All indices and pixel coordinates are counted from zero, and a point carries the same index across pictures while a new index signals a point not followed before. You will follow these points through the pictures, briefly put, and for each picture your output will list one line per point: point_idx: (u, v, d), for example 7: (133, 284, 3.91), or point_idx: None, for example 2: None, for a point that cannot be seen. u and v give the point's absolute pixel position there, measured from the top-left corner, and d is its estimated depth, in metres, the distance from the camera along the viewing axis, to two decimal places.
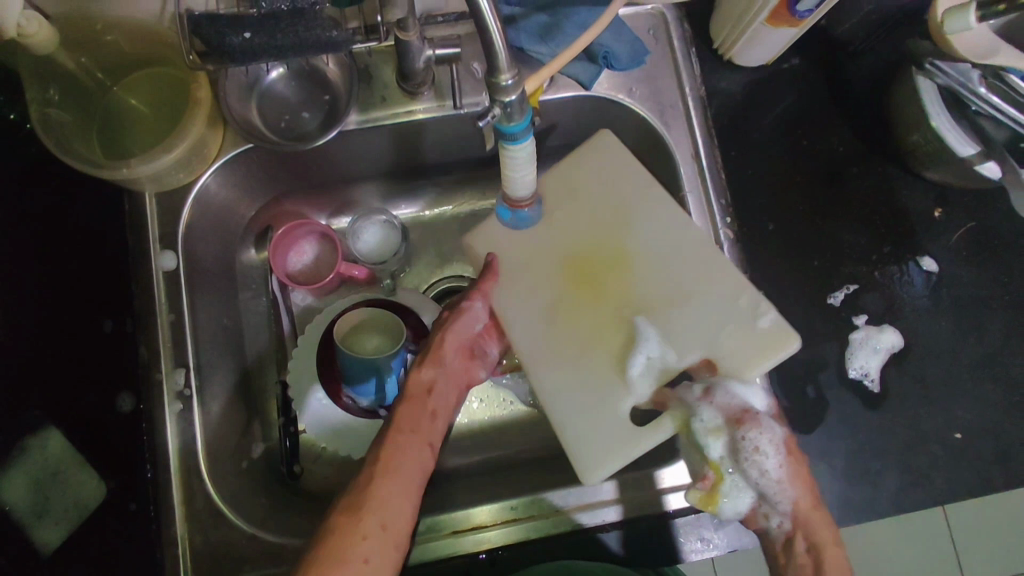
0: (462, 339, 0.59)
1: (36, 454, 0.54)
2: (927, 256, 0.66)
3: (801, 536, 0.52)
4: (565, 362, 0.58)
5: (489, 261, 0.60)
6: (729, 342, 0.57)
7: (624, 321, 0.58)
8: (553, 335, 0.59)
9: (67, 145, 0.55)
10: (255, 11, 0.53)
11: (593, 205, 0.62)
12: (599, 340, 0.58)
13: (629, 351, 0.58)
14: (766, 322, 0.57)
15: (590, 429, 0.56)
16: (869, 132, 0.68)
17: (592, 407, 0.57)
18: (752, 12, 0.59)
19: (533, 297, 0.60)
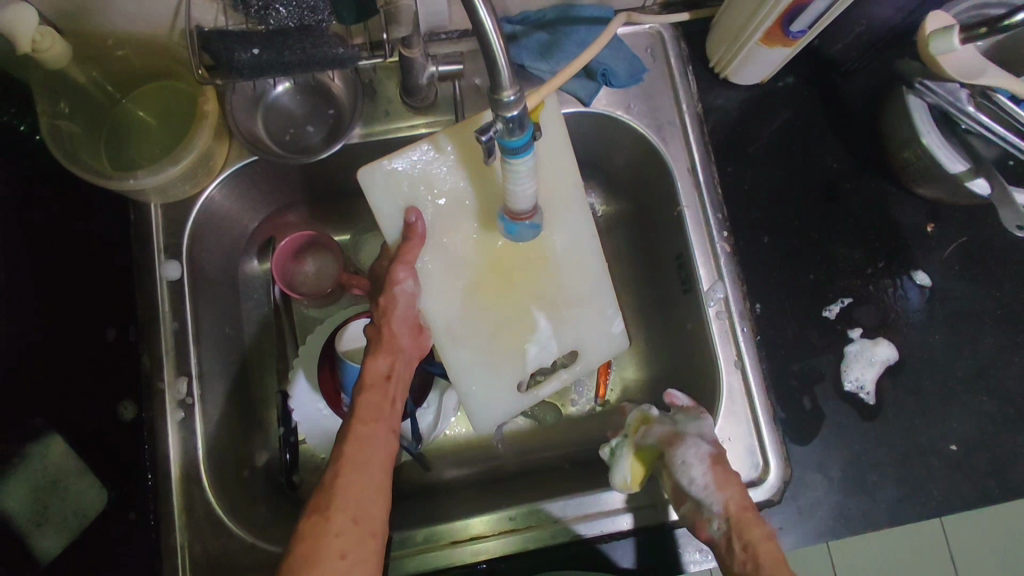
0: (408, 320, 0.56)
1: (38, 463, 0.57)
2: (920, 270, 0.67)
3: (735, 537, 0.51)
4: (472, 348, 0.60)
5: (414, 225, 0.55)
6: (590, 339, 0.64)
7: (528, 308, 0.61)
8: (468, 319, 0.59)
9: (75, 157, 0.57)
10: (263, 28, 0.54)
11: None
12: (510, 329, 0.61)
13: (527, 338, 0.62)
14: (615, 329, 0.65)
15: (487, 400, 0.62)
16: (862, 149, 0.69)
17: (492, 386, 0.61)
18: (747, 32, 0.61)
19: (456, 284, 0.59)
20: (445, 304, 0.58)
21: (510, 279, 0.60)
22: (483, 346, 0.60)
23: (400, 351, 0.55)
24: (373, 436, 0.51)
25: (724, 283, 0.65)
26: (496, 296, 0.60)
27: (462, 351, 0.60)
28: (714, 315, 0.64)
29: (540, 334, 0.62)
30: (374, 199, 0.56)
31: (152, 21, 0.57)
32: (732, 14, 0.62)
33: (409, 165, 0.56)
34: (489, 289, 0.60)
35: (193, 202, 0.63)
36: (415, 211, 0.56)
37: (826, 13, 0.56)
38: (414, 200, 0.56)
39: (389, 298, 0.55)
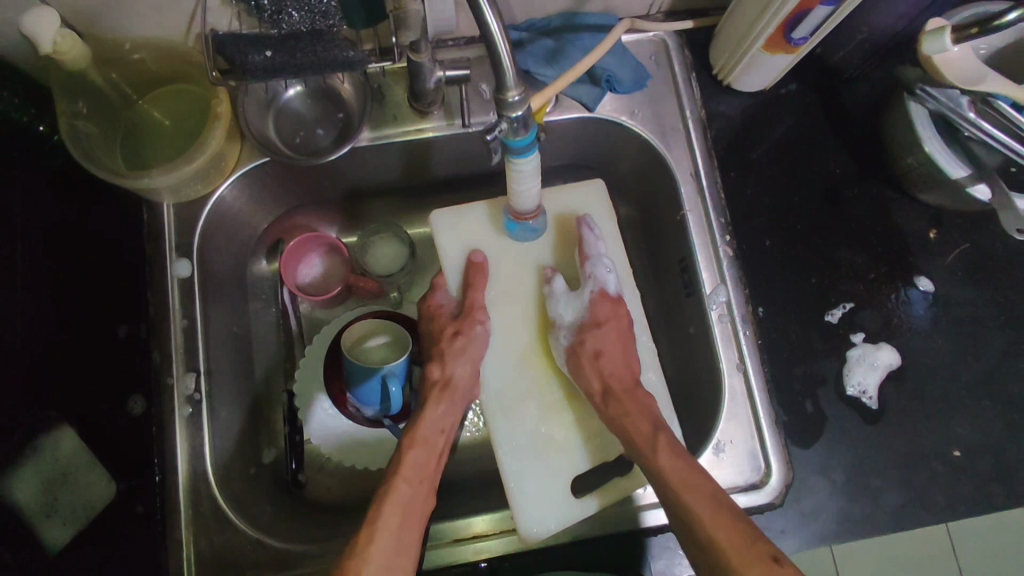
0: (472, 367, 0.60)
1: (50, 455, 0.57)
2: (923, 276, 0.67)
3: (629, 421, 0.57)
4: (523, 425, 0.60)
5: (474, 266, 0.62)
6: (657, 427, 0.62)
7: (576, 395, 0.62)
8: (519, 379, 0.61)
9: (93, 157, 0.58)
10: (275, 32, 0.56)
11: (571, 262, 0.63)
12: (561, 410, 0.61)
13: (582, 411, 0.61)
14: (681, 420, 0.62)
15: (538, 495, 0.59)
16: (863, 155, 0.70)
17: (544, 477, 0.59)
18: (750, 38, 0.62)
19: (511, 345, 0.62)
20: (499, 363, 0.61)
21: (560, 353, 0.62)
22: (530, 421, 0.61)
23: (455, 398, 0.60)
24: (409, 492, 0.55)
25: (727, 287, 0.65)
26: (546, 368, 0.62)
27: (513, 422, 0.60)
28: (716, 318, 0.65)
29: (588, 425, 0.61)
30: (440, 241, 0.63)
31: (168, 25, 0.59)
32: (734, 23, 0.63)
33: (477, 223, 0.64)
34: (540, 358, 0.62)
35: (204, 202, 0.65)
36: (479, 252, 0.63)
37: (827, 20, 0.57)
38: (480, 247, 0.63)
39: (462, 340, 0.60)
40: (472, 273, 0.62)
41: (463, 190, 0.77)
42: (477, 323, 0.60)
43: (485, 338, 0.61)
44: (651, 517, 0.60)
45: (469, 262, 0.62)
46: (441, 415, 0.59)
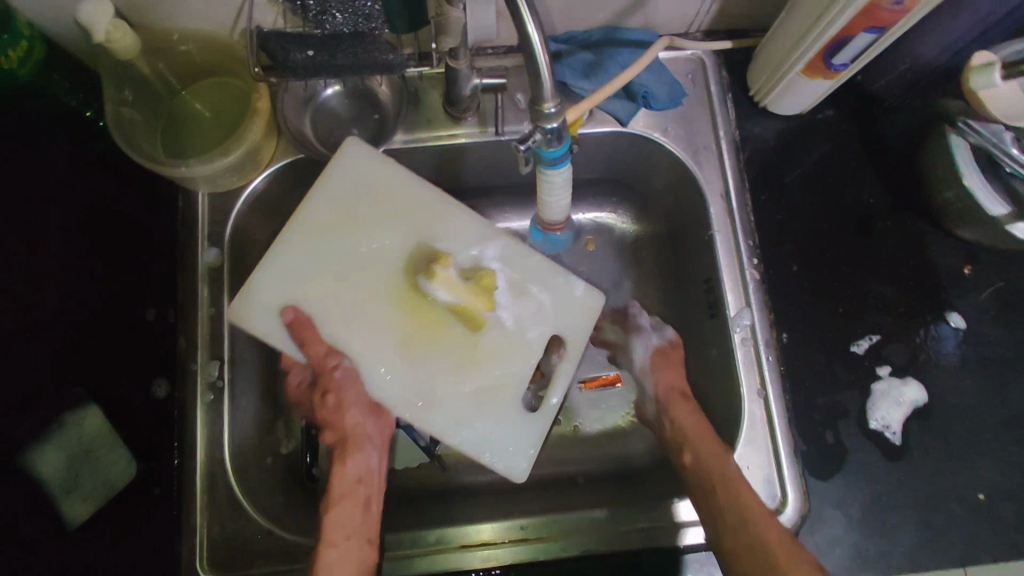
0: (360, 407, 0.58)
1: (73, 432, 0.59)
2: (954, 312, 0.66)
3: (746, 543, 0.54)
4: (436, 396, 0.59)
5: (293, 320, 0.57)
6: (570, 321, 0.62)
7: (465, 339, 0.60)
8: (414, 365, 0.59)
9: (134, 144, 0.60)
10: (319, 32, 0.57)
11: (363, 214, 0.60)
12: (462, 353, 0.60)
13: (485, 350, 0.61)
14: (581, 289, 0.63)
15: (503, 442, 0.59)
16: (898, 186, 0.69)
17: (488, 431, 0.59)
18: (789, 61, 0.61)
19: (376, 333, 0.59)
20: (371, 367, 0.58)
21: (424, 306, 0.60)
22: (447, 389, 0.59)
23: (364, 442, 0.57)
24: (349, 550, 0.53)
25: (752, 310, 0.64)
26: (418, 334, 0.59)
27: (432, 387, 0.59)
28: (739, 341, 0.64)
29: (494, 354, 0.61)
30: (251, 330, 0.58)
31: (215, 20, 0.61)
32: (774, 45, 0.63)
33: (268, 277, 0.58)
34: (407, 326, 0.59)
35: (238, 193, 0.66)
36: (291, 308, 0.57)
37: (868, 48, 0.56)
38: (287, 301, 0.58)
39: (329, 398, 0.57)
40: (295, 331, 0.57)
41: (489, 196, 0.77)
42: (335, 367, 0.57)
43: (352, 370, 0.58)
44: (694, 535, 0.60)
45: (288, 320, 0.57)
46: (361, 463, 0.57)
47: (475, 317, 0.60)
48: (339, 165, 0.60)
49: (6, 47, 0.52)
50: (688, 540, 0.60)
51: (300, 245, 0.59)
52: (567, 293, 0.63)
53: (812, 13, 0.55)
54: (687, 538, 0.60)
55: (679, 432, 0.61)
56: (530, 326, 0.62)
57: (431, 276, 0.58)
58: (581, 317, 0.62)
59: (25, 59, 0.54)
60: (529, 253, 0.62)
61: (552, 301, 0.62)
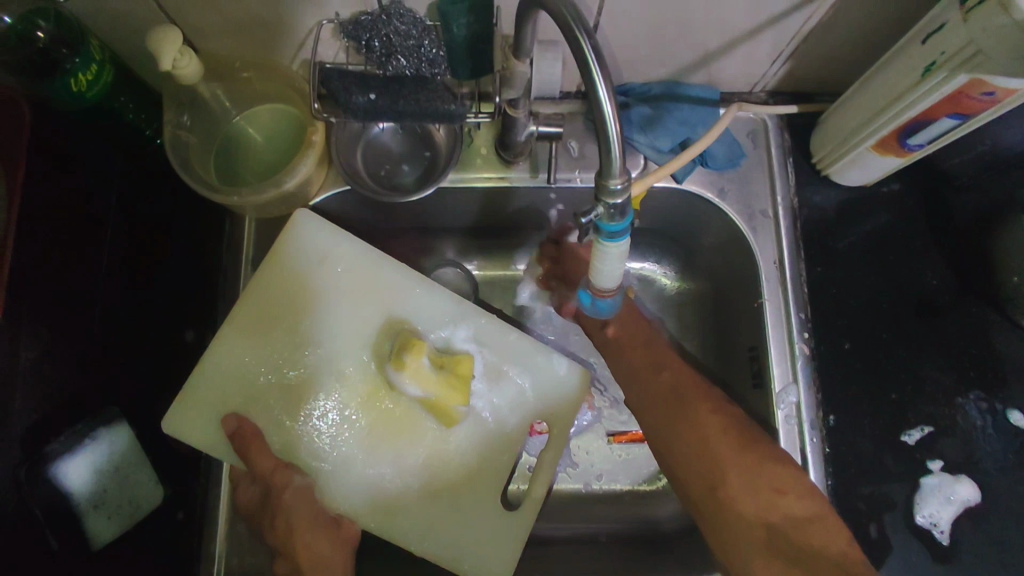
0: (319, 519, 0.56)
1: (105, 448, 0.59)
2: (1016, 409, 0.62)
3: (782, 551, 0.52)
4: (400, 497, 0.59)
5: (238, 435, 0.56)
6: (546, 405, 0.61)
7: (434, 436, 0.59)
8: (379, 464, 0.58)
9: (189, 168, 0.60)
10: (380, 72, 0.56)
11: (332, 305, 0.60)
12: (429, 450, 0.59)
13: (459, 442, 0.60)
14: (563, 369, 0.62)
15: (473, 542, 0.60)
16: (966, 269, 0.65)
17: (462, 530, 0.59)
18: (861, 135, 0.59)
19: (340, 435, 0.58)
20: (337, 473, 0.58)
21: (389, 404, 0.59)
22: (414, 490, 0.59)
23: (314, 560, 0.54)
24: None
25: (798, 387, 0.62)
26: (384, 434, 0.59)
27: (399, 486, 0.58)
28: (782, 419, 0.62)
29: (462, 449, 0.60)
30: (197, 440, 0.58)
31: (279, 50, 0.61)
32: (843, 116, 0.61)
33: (218, 382, 0.58)
34: (373, 427, 0.59)
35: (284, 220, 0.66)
36: (238, 417, 0.57)
37: (948, 133, 0.54)
38: (239, 408, 0.58)
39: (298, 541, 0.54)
40: (245, 445, 0.56)
41: (533, 238, 0.76)
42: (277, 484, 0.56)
43: (304, 484, 0.57)
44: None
45: (235, 433, 0.57)
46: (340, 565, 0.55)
47: (448, 412, 0.58)
48: (297, 254, 0.60)
49: (77, 70, 0.53)
50: None
51: (258, 346, 0.59)
52: (553, 375, 0.61)
53: (891, 92, 0.53)
54: None
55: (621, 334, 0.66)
56: (510, 415, 0.61)
57: (400, 368, 0.56)
58: (551, 404, 0.61)
59: (94, 82, 0.55)
60: (507, 331, 0.61)
61: (530, 385, 0.61)
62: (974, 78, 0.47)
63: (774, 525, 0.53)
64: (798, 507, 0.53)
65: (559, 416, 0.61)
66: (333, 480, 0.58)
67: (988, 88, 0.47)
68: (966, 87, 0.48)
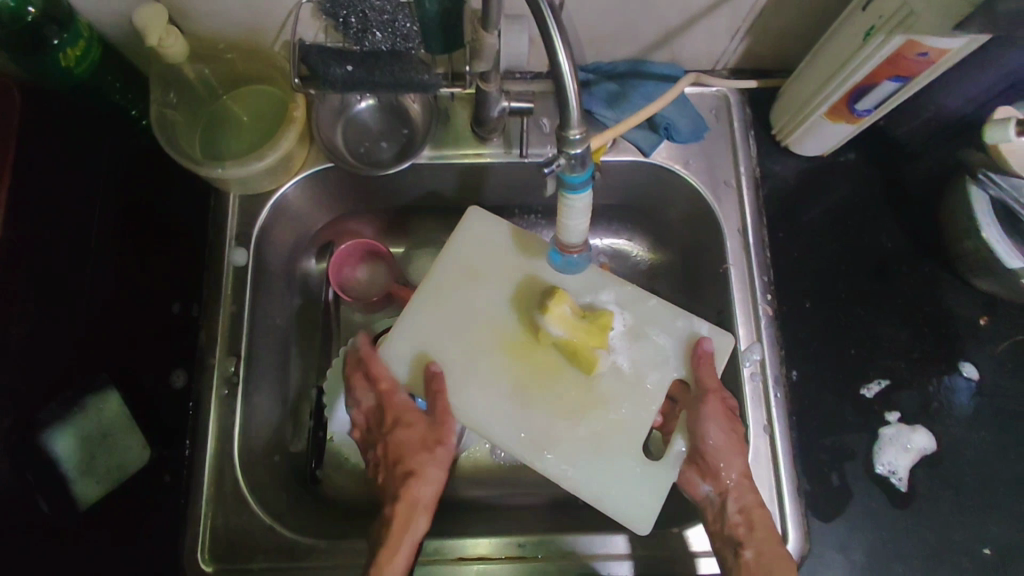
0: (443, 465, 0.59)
1: (93, 414, 0.61)
2: (968, 362, 0.66)
3: (733, 500, 0.56)
4: (556, 449, 0.60)
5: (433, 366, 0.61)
6: (670, 358, 0.62)
7: (581, 385, 0.61)
8: (530, 417, 0.60)
9: (174, 142, 0.63)
10: (358, 48, 0.59)
11: (492, 275, 0.64)
12: (576, 399, 0.61)
13: (603, 398, 0.61)
14: (703, 328, 0.62)
15: (626, 492, 0.59)
16: (918, 233, 0.69)
17: (610, 473, 0.59)
18: (813, 104, 0.62)
19: (492, 385, 0.61)
20: (485, 420, 0.60)
21: (531, 360, 0.62)
22: (564, 437, 0.60)
23: (427, 466, 0.59)
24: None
25: (763, 345, 0.64)
26: (531, 383, 0.61)
27: (550, 440, 0.60)
28: (748, 376, 0.64)
29: (609, 396, 0.61)
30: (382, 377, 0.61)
31: (261, 31, 0.63)
32: (799, 87, 0.64)
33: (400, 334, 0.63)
34: (519, 376, 0.61)
35: (267, 196, 0.68)
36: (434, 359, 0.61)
37: (893, 97, 0.57)
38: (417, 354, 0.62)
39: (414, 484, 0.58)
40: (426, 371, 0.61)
41: (510, 215, 0.79)
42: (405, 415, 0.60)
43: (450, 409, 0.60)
44: (707, 566, 0.60)
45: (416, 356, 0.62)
46: (421, 527, 0.57)
47: (586, 357, 0.60)
48: (473, 233, 0.65)
49: (66, 46, 0.55)
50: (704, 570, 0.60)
51: (418, 305, 0.63)
52: (690, 332, 0.62)
53: (838, 58, 0.57)
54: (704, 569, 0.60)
55: (744, 515, 0.56)
56: (649, 372, 0.62)
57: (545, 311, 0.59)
58: (677, 355, 0.62)
59: (82, 58, 0.57)
60: (645, 298, 0.63)
61: (669, 344, 0.62)
62: (908, 39, 0.50)
63: (739, 504, 0.56)
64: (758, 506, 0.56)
65: (685, 368, 0.61)
66: (484, 424, 0.60)
67: (921, 49, 0.50)
68: (902, 49, 0.51)
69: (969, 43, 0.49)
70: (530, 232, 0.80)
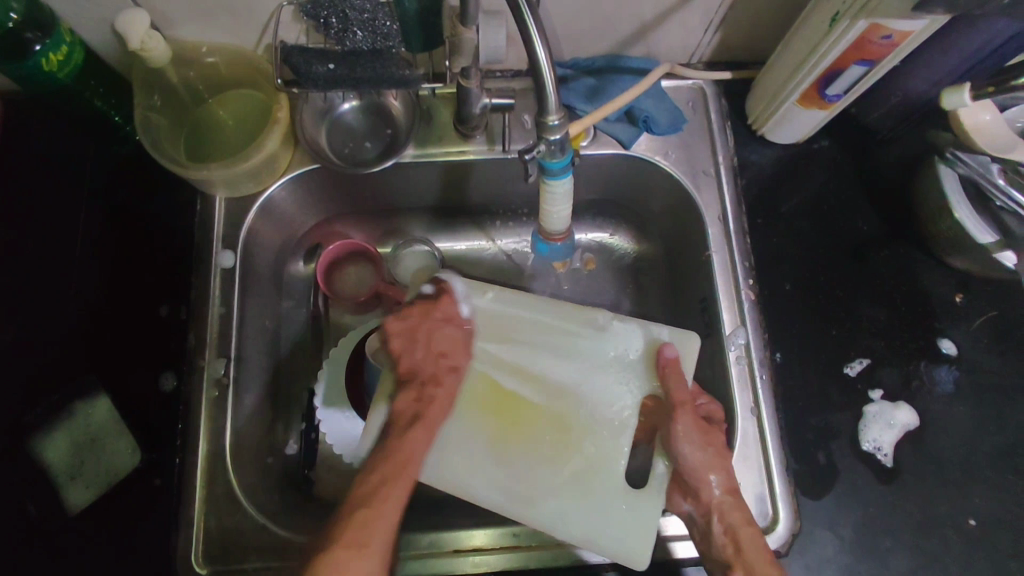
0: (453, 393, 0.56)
1: (81, 419, 0.62)
2: (946, 339, 0.67)
3: (716, 519, 0.53)
4: (549, 504, 0.56)
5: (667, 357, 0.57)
6: (628, 376, 0.58)
7: (556, 428, 0.58)
8: (515, 474, 0.56)
9: (159, 146, 0.63)
10: (340, 48, 0.60)
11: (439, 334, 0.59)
12: (552, 441, 0.57)
13: (580, 439, 0.57)
14: (663, 334, 0.59)
15: (618, 527, 0.55)
16: (893, 216, 0.71)
17: (591, 510, 0.56)
18: (785, 91, 0.64)
19: (468, 446, 0.57)
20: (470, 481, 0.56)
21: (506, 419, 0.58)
22: (551, 489, 0.56)
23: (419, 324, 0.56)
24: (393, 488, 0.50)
25: (746, 329, 0.65)
26: (508, 433, 0.57)
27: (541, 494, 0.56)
28: (733, 359, 0.65)
29: (587, 437, 0.57)
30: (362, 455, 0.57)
31: (243, 34, 0.64)
32: (770, 77, 0.66)
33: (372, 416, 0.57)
34: (492, 430, 0.57)
35: (253, 199, 0.68)
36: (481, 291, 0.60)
37: (860, 81, 0.59)
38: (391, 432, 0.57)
39: (437, 390, 0.55)
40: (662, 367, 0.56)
41: (494, 214, 0.80)
42: (449, 326, 0.58)
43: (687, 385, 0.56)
44: (684, 548, 0.61)
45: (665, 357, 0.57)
46: (421, 441, 0.52)
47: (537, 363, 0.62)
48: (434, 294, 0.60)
49: (48, 51, 0.56)
50: (677, 553, 0.61)
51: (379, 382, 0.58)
52: (650, 340, 0.59)
53: (807, 46, 0.58)
54: (677, 551, 0.61)
55: (731, 536, 0.52)
56: (616, 396, 0.58)
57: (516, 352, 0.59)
58: (642, 366, 0.58)
59: (65, 63, 0.58)
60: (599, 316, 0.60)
61: (630, 360, 0.59)
62: (872, 23, 0.52)
63: (728, 522, 0.53)
64: (740, 515, 0.53)
65: (650, 384, 0.58)
66: (468, 482, 0.56)
67: (885, 33, 0.52)
68: (866, 33, 0.53)
69: (929, 25, 0.51)
70: (514, 228, 0.81)
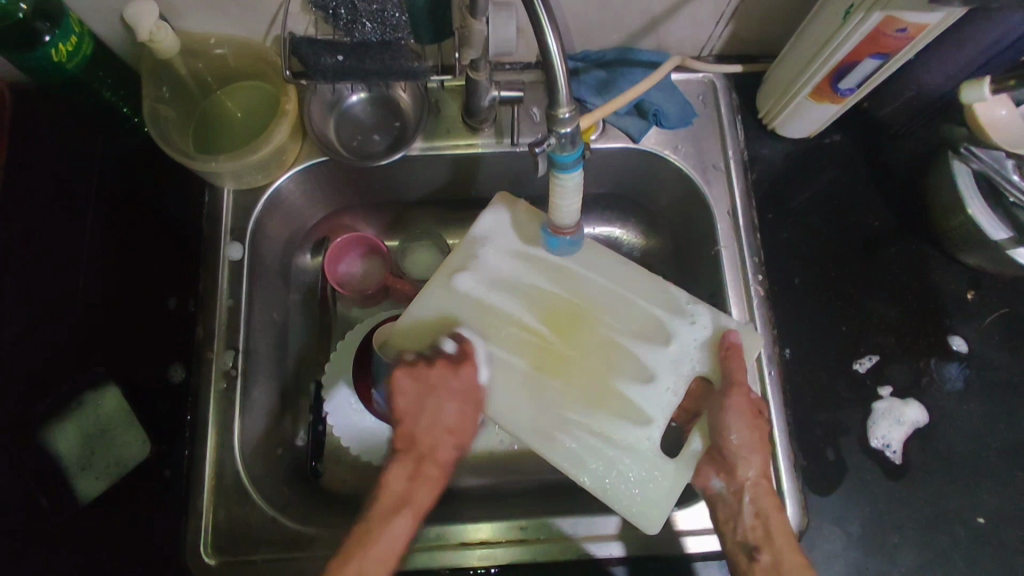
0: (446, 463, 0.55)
1: (92, 411, 0.63)
2: (957, 335, 0.67)
3: (749, 499, 0.54)
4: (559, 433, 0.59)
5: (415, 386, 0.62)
6: (685, 353, 0.60)
7: (595, 374, 0.61)
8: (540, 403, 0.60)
9: (167, 137, 0.63)
10: (348, 39, 0.60)
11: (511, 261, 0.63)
12: (590, 384, 0.60)
13: (612, 395, 0.60)
14: (731, 322, 0.61)
15: (629, 489, 0.57)
16: (904, 211, 0.71)
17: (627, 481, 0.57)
18: (798, 86, 0.64)
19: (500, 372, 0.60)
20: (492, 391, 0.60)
21: (544, 360, 0.61)
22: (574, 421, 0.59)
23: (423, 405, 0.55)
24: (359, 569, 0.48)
25: (755, 324, 0.65)
26: (546, 366, 0.61)
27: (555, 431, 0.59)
28: None
29: (626, 400, 0.60)
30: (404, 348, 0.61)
31: (250, 26, 0.63)
32: (783, 70, 0.65)
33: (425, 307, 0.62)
34: (534, 363, 0.61)
35: (260, 192, 0.68)
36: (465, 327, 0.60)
37: (874, 75, 0.58)
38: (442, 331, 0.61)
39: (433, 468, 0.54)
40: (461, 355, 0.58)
41: None
42: (458, 401, 0.56)
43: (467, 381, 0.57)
44: (693, 544, 0.60)
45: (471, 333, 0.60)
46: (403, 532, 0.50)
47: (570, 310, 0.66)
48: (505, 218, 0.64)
49: (57, 41, 0.55)
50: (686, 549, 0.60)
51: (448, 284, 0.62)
52: (718, 326, 0.61)
53: (820, 39, 0.58)
54: (686, 546, 0.60)
55: (761, 518, 0.53)
56: (671, 369, 0.60)
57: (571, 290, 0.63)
58: (703, 349, 0.60)
59: (74, 53, 0.58)
60: (666, 287, 0.63)
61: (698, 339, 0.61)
62: (888, 15, 0.51)
63: (762, 507, 0.54)
64: (772, 499, 0.54)
65: (710, 366, 0.60)
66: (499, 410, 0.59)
67: (901, 25, 0.52)
68: (881, 26, 0.52)
69: (945, 18, 0.50)
70: None
